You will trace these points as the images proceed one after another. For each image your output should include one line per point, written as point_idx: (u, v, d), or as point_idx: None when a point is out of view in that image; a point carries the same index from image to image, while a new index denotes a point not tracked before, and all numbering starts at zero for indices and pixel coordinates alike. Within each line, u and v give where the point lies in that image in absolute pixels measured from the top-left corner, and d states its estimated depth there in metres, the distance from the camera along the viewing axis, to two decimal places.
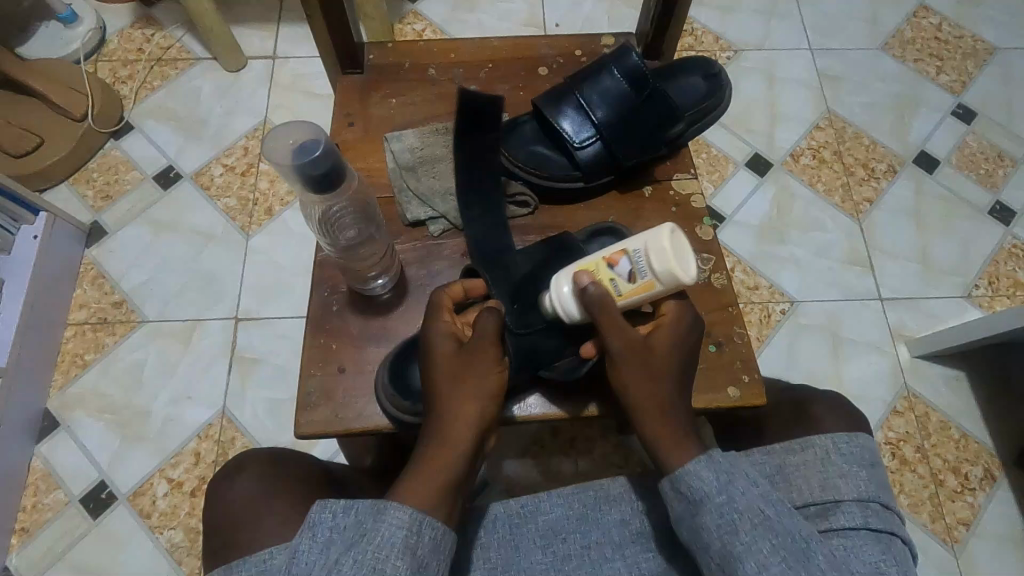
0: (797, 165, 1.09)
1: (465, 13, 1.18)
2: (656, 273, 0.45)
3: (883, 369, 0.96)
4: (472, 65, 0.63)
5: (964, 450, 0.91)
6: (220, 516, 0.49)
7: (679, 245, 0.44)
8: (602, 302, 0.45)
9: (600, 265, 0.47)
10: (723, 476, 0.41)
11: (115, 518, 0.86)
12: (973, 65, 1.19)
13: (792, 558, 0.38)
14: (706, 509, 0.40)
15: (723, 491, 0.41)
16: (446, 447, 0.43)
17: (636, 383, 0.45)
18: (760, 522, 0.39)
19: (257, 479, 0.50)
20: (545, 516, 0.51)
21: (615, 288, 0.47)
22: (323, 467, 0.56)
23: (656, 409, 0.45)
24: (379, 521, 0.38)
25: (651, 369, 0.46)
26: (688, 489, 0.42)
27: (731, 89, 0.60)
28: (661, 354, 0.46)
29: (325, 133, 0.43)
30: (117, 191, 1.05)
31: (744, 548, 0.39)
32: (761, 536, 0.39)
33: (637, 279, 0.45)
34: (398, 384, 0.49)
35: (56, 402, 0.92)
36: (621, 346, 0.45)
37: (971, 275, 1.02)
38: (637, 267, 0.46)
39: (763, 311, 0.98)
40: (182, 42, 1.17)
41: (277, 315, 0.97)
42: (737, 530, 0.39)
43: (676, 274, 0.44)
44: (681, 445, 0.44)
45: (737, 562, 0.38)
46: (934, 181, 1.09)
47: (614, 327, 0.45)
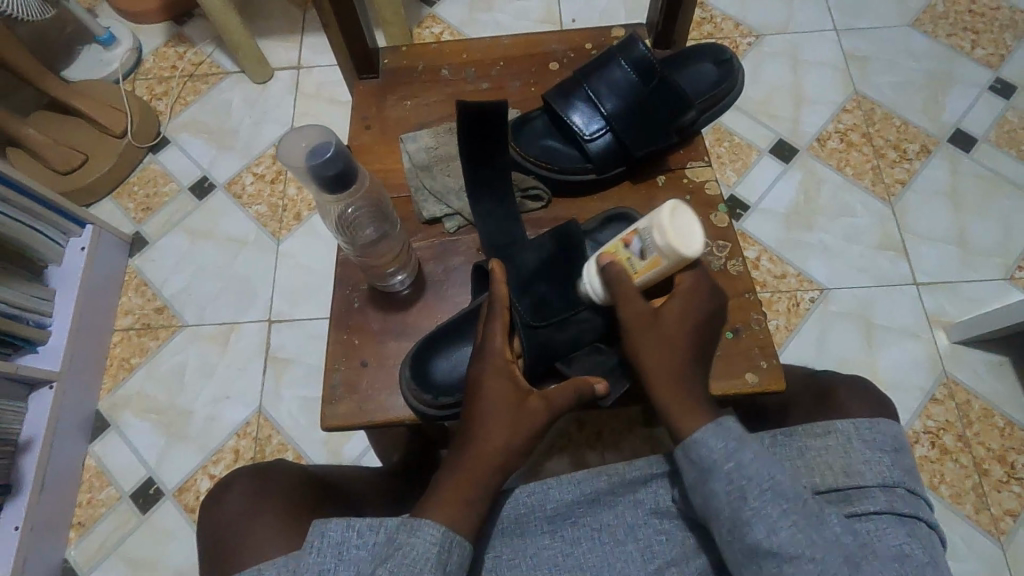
0: (823, 150, 1.07)
1: (482, 14, 1.19)
2: (660, 249, 0.45)
3: (920, 355, 0.92)
4: (484, 63, 0.64)
5: (1010, 438, 0.87)
6: (217, 525, 0.50)
7: (683, 222, 0.45)
8: (619, 283, 0.48)
9: (619, 247, 0.49)
10: (727, 445, 0.44)
11: (163, 512, 0.90)
12: (1011, 37, 1.14)
13: (803, 520, 0.40)
14: (716, 476, 0.43)
15: (733, 458, 0.43)
16: (476, 465, 0.44)
17: (653, 355, 0.47)
18: (768, 488, 0.42)
19: (244, 496, 0.51)
20: (552, 504, 0.51)
21: (631, 266, 0.48)
22: (320, 476, 0.56)
23: (674, 380, 0.47)
24: (411, 536, 0.41)
25: (660, 338, 0.48)
26: (698, 457, 0.44)
27: (744, 74, 0.60)
28: (670, 325, 0.48)
29: (335, 134, 0.44)
30: (157, 203, 1.10)
31: (754, 512, 0.41)
32: (769, 501, 0.41)
33: (647, 256, 0.47)
34: (419, 377, 0.50)
35: (106, 403, 0.97)
36: (637, 318, 0.48)
37: (1013, 257, 0.98)
38: (646, 245, 0.47)
39: (791, 300, 0.97)
40: (213, 57, 1.22)
41: (307, 316, 1.00)
42: (747, 498, 0.42)
43: (677, 247, 0.45)
44: (693, 416, 0.46)
45: (748, 527, 0.41)
46: (971, 160, 1.05)
47: (629, 305, 0.48)
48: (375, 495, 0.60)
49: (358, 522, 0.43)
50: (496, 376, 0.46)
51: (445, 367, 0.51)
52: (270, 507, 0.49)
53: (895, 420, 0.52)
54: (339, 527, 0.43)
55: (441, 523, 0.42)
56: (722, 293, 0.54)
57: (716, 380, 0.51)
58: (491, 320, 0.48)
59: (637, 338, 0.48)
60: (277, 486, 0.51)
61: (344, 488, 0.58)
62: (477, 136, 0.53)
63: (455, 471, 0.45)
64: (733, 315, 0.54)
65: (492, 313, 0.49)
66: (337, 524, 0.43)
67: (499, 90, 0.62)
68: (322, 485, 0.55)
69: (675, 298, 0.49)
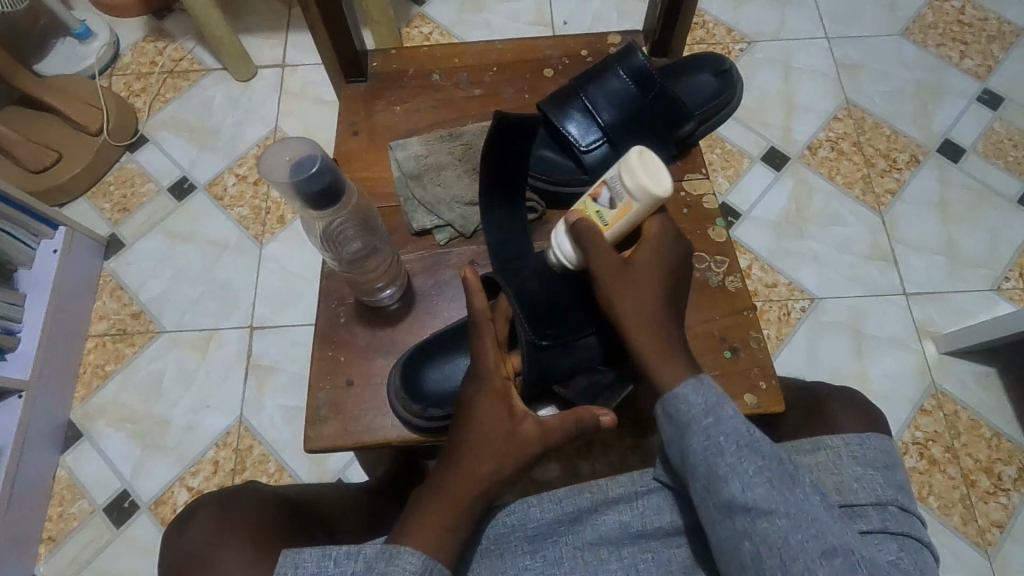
0: (814, 158, 1.06)
1: (472, 15, 1.17)
2: (632, 192, 0.45)
3: (910, 366, 0.93)
4: (476, 68, 0.62)
5: (996, 450, 0.88)
6: (184, 556, 0.47)
7: (649, 161, 0.44)
8: (591, 238, 0.47)
9: (587, 203, 0.49)
10: (709, 399, 0.43)
11: (139, 526, 0.87)
12: (999, 48, 1.14)
13: (778, 478, 0.41)
14: (693, 431, 0.43)
15: (712, 412, 0.43)
16: (460, 492, 0.43)
17: (630, 299, 0.46)
18: (744, 444, 0.42)
19: (208, 524, 0.48)
20: (534, 523, 0.50)
21: (601, 219, 0.48)
22: (295, 500, 0.54)
23: (648, 326, 0.46)
24: (390, 564, 0.39)
25: (634, 284, 0.47)
26: (677, 411, 0.44)
27: (743, 85, 0.58)
28: (640, 272, 0.47)
29: (322, 147, 0.42)
30: (134, 204, 1.07)
31: (728, 467, 0.41)
32: (745, 458, 0.41)
33: (617, 203, 0.46)
34: (412, 389, 0.48)
35: (79, 413, 0.94)
36: (608, 271, 0.47)
37: (1000, 268, 0.98)
38: (615, 194, 0.47)
39: (782, 310, 0.96)
40: (194, 53, 1.18)
41: (291, 323, 0.98)
42: (722, 452, 0.42)
43: (643, 180, 0.44)
44: (674, 367, 0.45)
45: (722, 481, 0.41)
46: (959, 170, 1.05)
47: (599, 250, 0.47)
48: (353, 517, 0.58)
49: (334, 552, 0.41)
50: (494, 399, 0.45)
51: (440, 376, 0.49)
52: (240, 535, 0.47)
53: (886, 434, 0.51)
54: (314, 557, 0.41)
55: (422, 552, 0.40)
56: (718, 310, 0.53)
57: None
58: (480, 331, 0.46)
59: (611, 289, 0.47)
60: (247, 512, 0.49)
61: (322, 512, 0.56)
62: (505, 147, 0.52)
63: (437, 493, 0.43)
64: (730, 334, 0.52)
65: (480, 325, 0.46)
66: (311, 554, 0.41)
67: (493, 96, 0.60)
68: (297, 510, 0.52)
69: (643, 247, 0.48)
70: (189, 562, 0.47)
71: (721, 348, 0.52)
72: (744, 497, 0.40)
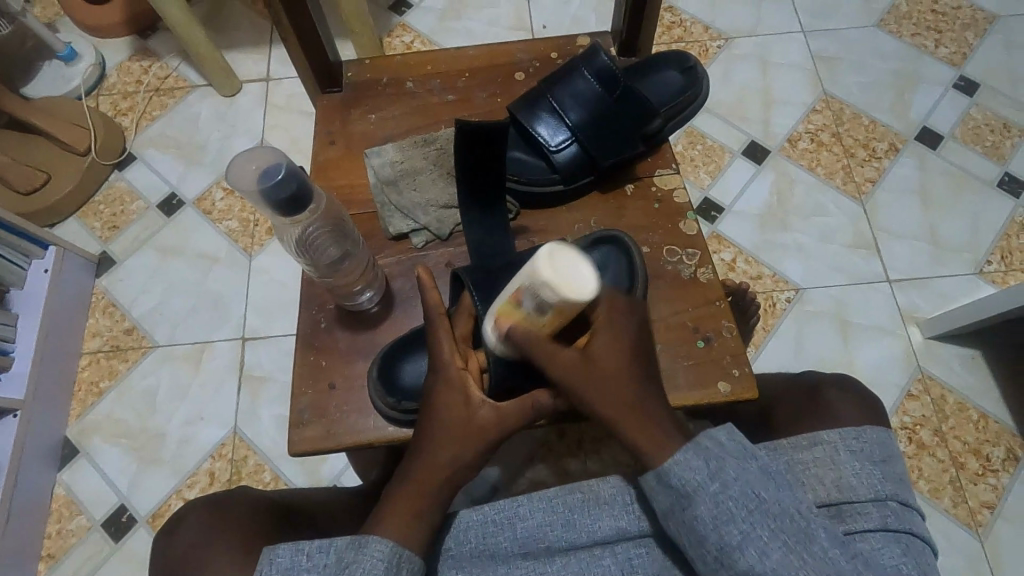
0: (795, 150, 1.08)
1: (452, 22, 1.19)
2: (556, 302, 0.42)
3: (896, 351, 0.94)
4: (449, 75, 0.63)
5: (984, 432, 0.89)
6: (171, 561, 0.48)
7: (565, 266, 0.41)
8: (530, 341, 0.45)
9: (508, 306, 0.45)
10: (708, 466, 0.42)
11: (137, 539, 0.88)
12: (973, 36, 1.16)
13: (793, 540, 0.40)
14: (697, 501, 0.41)
15: (714, 479, 0.42)
16: (421, 481, 0.44)
17: (594, 388, 0.45)
18: (755, 509, 0.41)
19: (196, 528, 0.49)
20: (524, 522, 0.49)
21: (533, 320, 0.45)
22: (282, 503, 0.55)
23: (627, 410, 0.45)
24: (360, 554, 0.40)
25: (593, 371, 0.45)
26: (677, 483, 0.42)
27: (708, 82, 0.59)
28: (601, 363, 0.46)
29: (288, 155, 0.43)
30: (124, 221, 1.08)
31: (742, 538, 0.40)
32: (758, 523, 0.40)
33: (544, 311, 0.43)
34: (385, 381, 0.50)
35: (75, 430, 0.94)
36: (569, 373, 0.45)
37: (982, 251, 0.99)
38: (540, 301, 0.43)
39: (767, 301, 0.97)
40: (179, 70, 1.19)
41: (283, 332, 0.99)
42: (733, 520, 0.41)
43: (568, 292, 0.41)
44: (659, 442, 0.44)
45: (736, 552, 0.40)
46: (938, 157, 1.06)
47: (551, 356, 0.45)
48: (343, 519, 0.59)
49: (308, 546, 0.41)
50: (452, 392, 0.46)
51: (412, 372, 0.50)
52: (226, 537, 0.48)
53: (884, 425, 0.52)
54: (288, 552, 0.41)
55: (390, 540, 0.41)
56: (693, 302, 0.54)
57: (687, 391, 0.51)
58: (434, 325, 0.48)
59: (579, 389, 0.45)
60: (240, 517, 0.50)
61: (310, 515, 0.56)
62: (478, 153, 0.51)
63: (402, 484, 0.45)
64: (703, 324, 0.53)
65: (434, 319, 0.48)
66: (286, 550, 0.41)
67: (466, 101, 0.62)
68: (284, 514, 0.53)
69: (598, 335, 0.46)
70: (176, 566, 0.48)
71: (694, 339, 0.53)
72: (762, 565, 0.39)
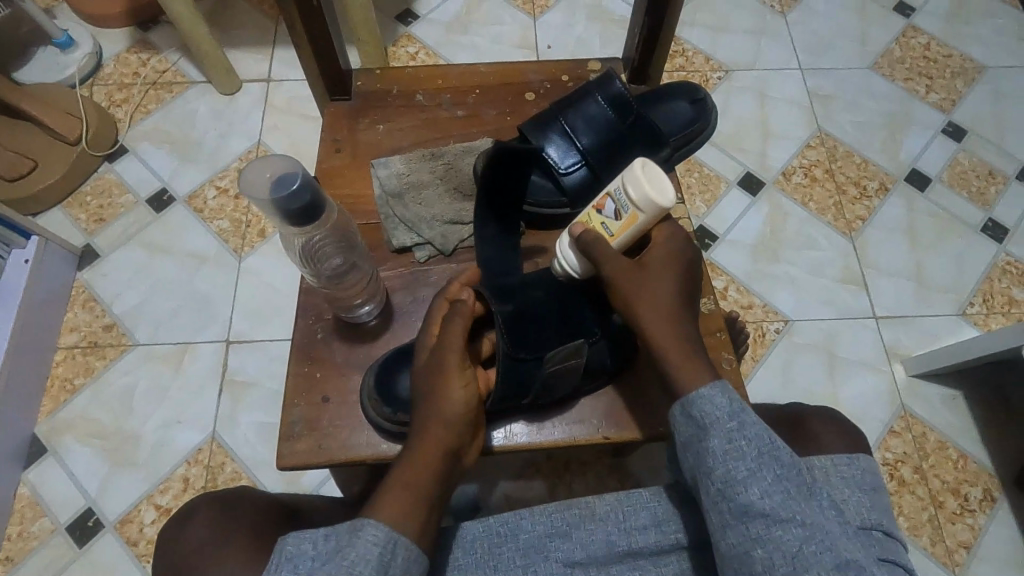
0: (789, 184, 1.09)
1: (458, 37, 1.20)
2: (635, 201, 0.46)
3: (880, 387, 0.95)
4: (459, 91, 0.63)
5: (963, 471, 0.90)
6: (181, 555, 0.49)
7: (653, 172, 0.46)
8: (595, 244, 0.48)
9: (591, 214, 0.50)
10: (730, 404, 0.44)
11: (103, 545, 0.85)
12: (962, 84, 1.20)
13: (794, 489, 0.41)
14: (714, 432, 0.43)
15: (734, 417, 0.43)
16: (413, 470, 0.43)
17: (647, 301, 0.47)
18: (766, 451, 0.42)
19: (205, 524, 0.50)
20: (525, 534, 0.48)
21: (607, 230, 0.49)
22: (284, 504, 0.55)
23: (672, 327, 0.47)
24: (354, 538, 0.39)
25: (649, 283, 0.48)
26: (700, 413, 0.44)
27: (717, 115, 0.60)
28: (655, 273, 0.49)
29: (301, 164, 0.42)
30: (111, 214, 1.05)
31: (748, 474, 0.41)
32: (764, 464, 0.42)
33: (621, 213, 0.47)
34: (382, 389, 0.48)
35: (44, 427, 0.91)
36: (626, 285, 0.47)
37: (965, 293, 1.02)
38: (619, 204, 0.48)
39: (757, 331, 0.98)
40: (178, 66, 1.18)
41: (270, 337, 0.97)
42: (742, 458, 0.42)
43: (648, 193, 0.45)
44: (693, 370, 0.45)
45: (740, 487, 0.41)
46: (926, 199, 1.09)
47: (610, 262, 0.48)
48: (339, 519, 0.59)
49: (314, 536, 0.41)
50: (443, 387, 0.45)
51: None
52: (234, 536, 0.49)
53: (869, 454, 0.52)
54: (295, 541, 0.41)
55: (385, 527, 0.40)
56: None
57: None
58: (450, 325, 0.47)
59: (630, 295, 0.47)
60: (242, 512, 0.51)
61: (311, 515, 0.57)
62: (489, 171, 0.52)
63: (408, 455, 0.43)
64: None
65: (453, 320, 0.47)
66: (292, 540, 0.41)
67: (475, 118, 0.61)
68: (288, 516, 0.54)
69: (657, 252, 0.50)
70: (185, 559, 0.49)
71: None
72: (761, 503, 0.40)
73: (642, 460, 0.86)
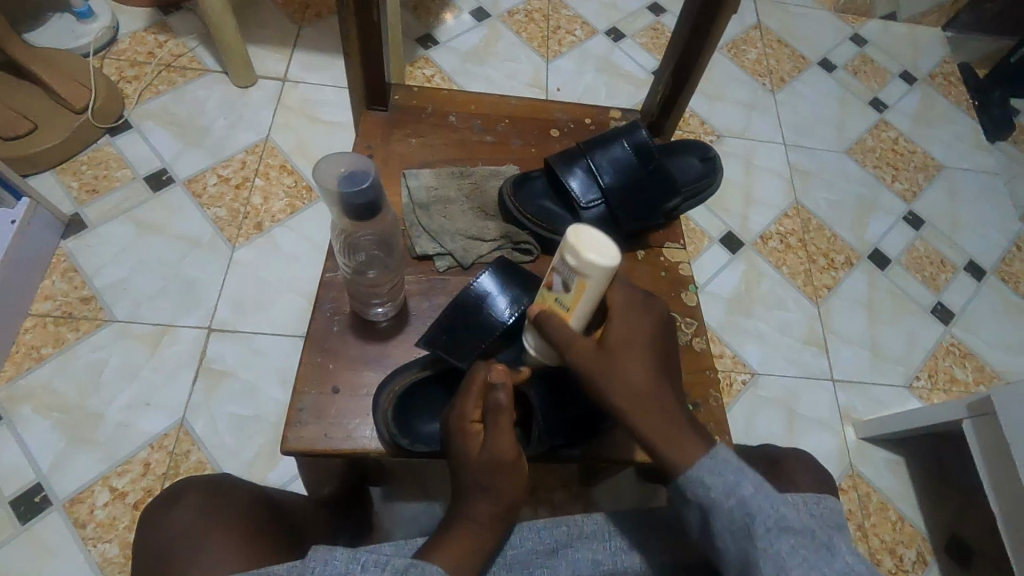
0: (765, 247, 1.17)
1: (474, 67, 1.26)
2: (579, 271, 0.44)
3: (832, 446, 1.01)
4: (490, 118, 0.67)
5: (901, 533, 0.96)
6: (165, 543, 0.48)
7: (590, 238, 0.44)
8: (552, 326, 0.48)
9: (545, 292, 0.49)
10: (727, 479, 0.42)
11: (48, 525, 0.81)
12: (923, 178, 1.32)
13: (814, 557, 0.39)
14: (717, 515, 0.42)
15: (733, 496, 0.42)
16: (472, 535, 0.44)
17: (616, 381, 0.47)
18: (778, 526, 0.40)
19: (193, 511, 0.50)
20: (514, 550, 0.50)
21: (561, 304, 0.48)
22: (269, 501, 0.56)
23: (645, 407, 0.47)
24: None
25: (615, 368, 0.47)
26: (696, 495, 0.43)
27: (723, 174, 0.66)
28: (619, 353, 0.48)
29: (375, 167, 0.46)
30: (105, 186, 1.04)
31: (764, 549, 0.39)
32: (778, 538, 0.39)
33: (570, 286, 0.46)
34: (402, 424, 0.51)
35: (2, 394, 0.88)
36: (585, 360, 0.47)
37: (913, 367, 1.10)
38: (566, 278, 0.46)
39: (725, 380, 1.04)
40: (195, 52, 1.19)
41: (254, 330, 0.96)
42: (752, 535, 0.40)
43: (587, 261, 0.43)
44: (681, 447, 0.45)
45: (757, 565, 0.39)
46: (885, 277, 1.19)
47: (572, 348, 0.48)
48: (315, 527, 0.60)
49: (364, 558, 0.40)
50: (487, 460, 0.45)
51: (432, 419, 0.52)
52: (223, 522, 0.49)
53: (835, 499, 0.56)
54: (344, 557, 0.40)
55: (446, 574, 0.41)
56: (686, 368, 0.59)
57: None
58: (496, 421, 0.45)
59: (593, 375, 0.47)
60: (231, 502, 0.51)
61: (291, 517, 0.57)
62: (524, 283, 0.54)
63: (465, 521, 0.45)
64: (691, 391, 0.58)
65: (497, 414, 0.45)
66: (342, 554, 0.40)
67: (502, 145, 0.66)
68: (274, 513, 0.54)
69: (613, 325, 0.49)
70: (169, 546, 0.48)
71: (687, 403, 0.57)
72: None
73: (605, 493, 0.89)
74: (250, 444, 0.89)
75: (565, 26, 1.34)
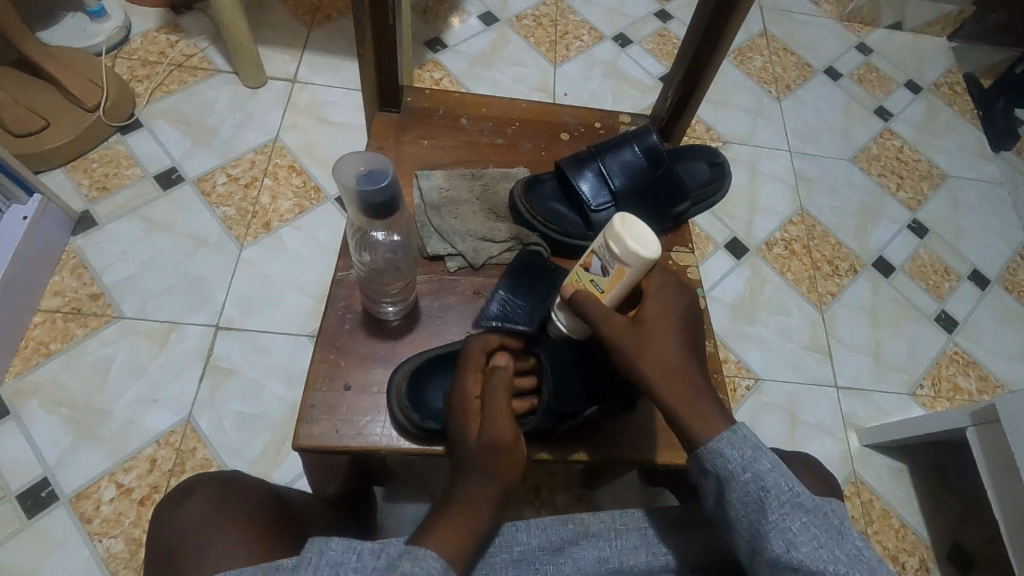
0: (770, 254, 1.18)
1: (481, 70, 1.27)
2: (621, 259, 0.46)
3: (835, 452, 1.01)
4: (501, 121, 0.68)
5: (903, 540, 0.96)
6: (179, 535, 0.48)
7: (633, 227, 0.45)
8: (589, 307, 0.49)
9: (579, 271, 0.51)
10: (743, 452, 0.44)
11: (53, 519, 0.81)
12: (927, 187, 1.32)
13: (822, 534, 0.40)
14: (733, 483, 0.43)
15: (747, 470, 0.43)
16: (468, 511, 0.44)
17: (650, 355, 0.48)
18: (788, 502, 0.42)
19: (207, 504, 0.50)
20: (521, 546, 0.51)
21: (597, 287, 0.49)
22: (279, 498, 0.56)
23: (680, 388, 0.47)
24: (415, 564, 0.40)
25: (654, 339, 0.48)
26: (713, 464, 0.44)
27: (731, 178, 0.67)
28: (654, 328, 0.49)
29: (393, 166, 0.46)
30: (115, 184, 1.05)
31: (775, 526, 0.41)
32: (788, 514, 0.41)
33: (608, 271, 0.47)
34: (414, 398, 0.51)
35: (10, 388, 0.88)
36: (624, 344, 0.48)
37: (916, 375, 1.11)
38: (605, 263, 0.48)
39: (729, 384, 1.04)
40: (206, 52, 1.20)
41: (261, 328, 0.97)
42: (766, 510, 0.42)
43: (629, 249, 0.45)
44: (706, 421, 0.46)
45: (767, 540, 0.41)
46: (889, 285, 1.19)
47: (606, 321, 0.49)
48: (323, 524, 0.61)
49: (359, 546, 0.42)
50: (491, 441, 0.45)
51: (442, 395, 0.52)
52: (236, 516, 0.49)
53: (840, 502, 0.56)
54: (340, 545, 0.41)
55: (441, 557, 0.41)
56: None
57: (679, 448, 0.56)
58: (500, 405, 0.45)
59: (631, 352, 0.48)
60: (244, 497, 0.52)
61: (300, 514, 0.58)
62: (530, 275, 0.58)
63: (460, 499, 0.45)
64: None
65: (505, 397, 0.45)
66: (338, 543, 0.42)
67: (512, 148, 0.66)
68: (285, 510, 0.55)
69: (649, 301, 0.50)
70: (183, 538, 0.48)
71: None
72: (789, 555, 0.40)
73: (609, 496, 0.89)
74: (255, 441, 0.89)
75: (572, 31, 1.35)
